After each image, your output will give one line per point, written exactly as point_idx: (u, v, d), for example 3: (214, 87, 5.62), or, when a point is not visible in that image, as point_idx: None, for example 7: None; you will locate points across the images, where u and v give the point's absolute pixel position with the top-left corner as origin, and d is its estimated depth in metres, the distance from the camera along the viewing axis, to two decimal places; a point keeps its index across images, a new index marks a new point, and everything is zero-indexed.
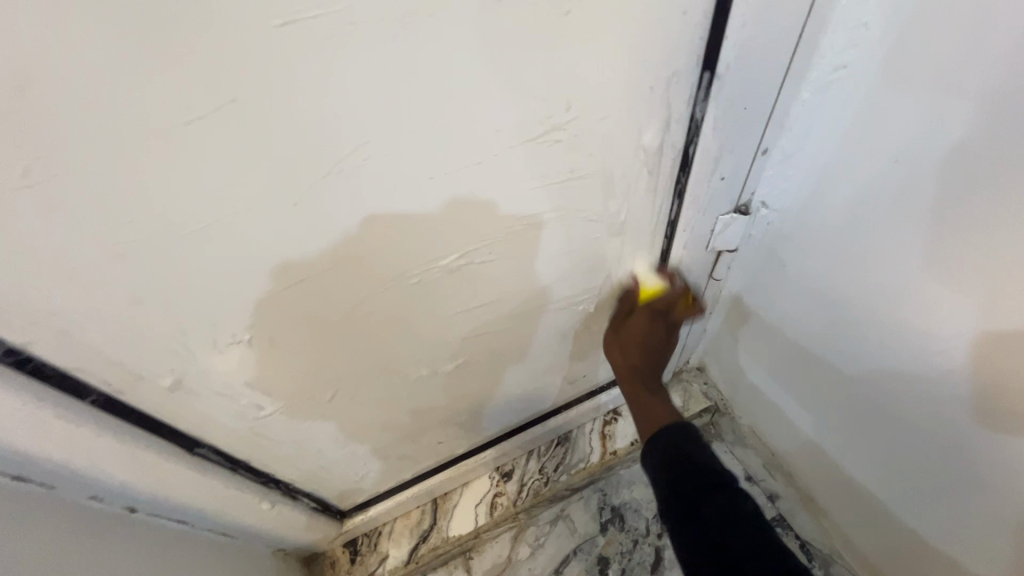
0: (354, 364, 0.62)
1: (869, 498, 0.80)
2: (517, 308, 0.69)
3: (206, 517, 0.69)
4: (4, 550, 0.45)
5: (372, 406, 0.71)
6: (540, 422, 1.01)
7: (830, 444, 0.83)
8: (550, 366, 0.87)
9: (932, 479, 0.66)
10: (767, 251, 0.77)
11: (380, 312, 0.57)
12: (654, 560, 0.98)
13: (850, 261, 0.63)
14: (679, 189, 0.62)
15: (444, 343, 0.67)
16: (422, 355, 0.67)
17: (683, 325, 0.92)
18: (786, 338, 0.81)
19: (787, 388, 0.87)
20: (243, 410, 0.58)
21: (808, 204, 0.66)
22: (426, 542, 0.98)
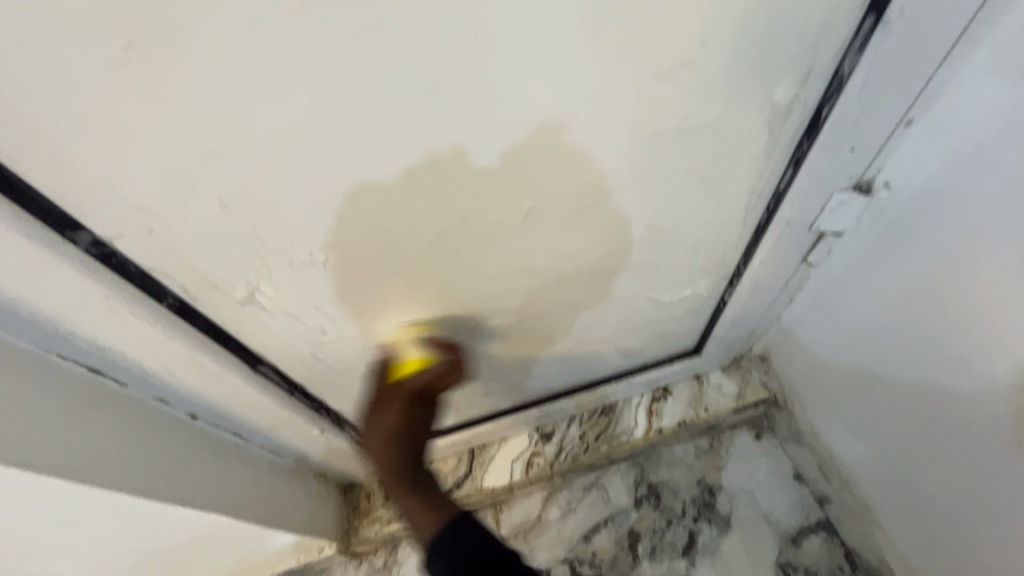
0: (420, 304, 0.60)
1: (918, 520, 0.77)
2: (594, 267, 0.65)
3: (259, 432, 0.71)
4: (63, 444, 0.48)
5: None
6: (586, 389, 0.98)
7: (888, 459, 0.79)
8: (614, 333, 0.82)
9: (995, 514, 0.63)
10: (864, 244, 0.70)
11: (456, 254, 0.54)
12: (687, 543, 0.96)
13: (979, 262, 0.56)
14: (798, 156, 0.56)
15: (512, 294, 0.65)
16: (488, 303, 0.65)
17: (760, 309, 0.86)
18: (862, 343, 0.76)
19: (851, 396, 0.83)
20: (308, 335, 0.58)
21: (939, 190, 0.58)
22: (460, 488, 0.99)
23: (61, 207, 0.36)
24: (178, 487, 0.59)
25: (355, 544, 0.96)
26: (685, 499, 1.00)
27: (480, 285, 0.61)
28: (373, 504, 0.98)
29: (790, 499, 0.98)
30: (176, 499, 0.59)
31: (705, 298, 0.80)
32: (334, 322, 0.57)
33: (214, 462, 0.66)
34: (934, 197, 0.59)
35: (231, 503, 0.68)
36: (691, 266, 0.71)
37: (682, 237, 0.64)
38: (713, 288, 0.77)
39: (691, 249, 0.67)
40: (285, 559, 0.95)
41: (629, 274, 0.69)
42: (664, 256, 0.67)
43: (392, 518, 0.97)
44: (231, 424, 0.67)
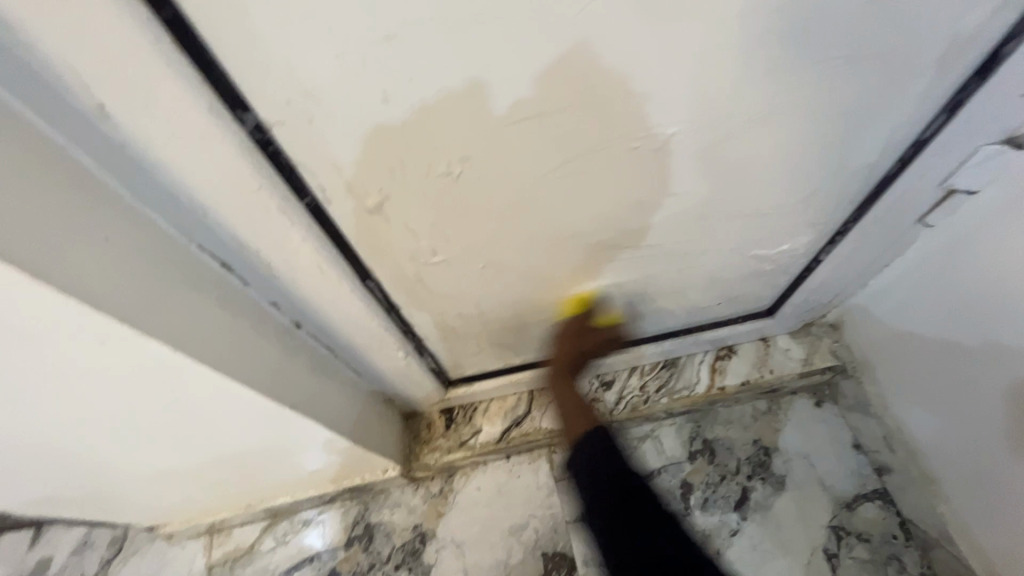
0: (528, 233, 0.60)
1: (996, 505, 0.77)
2: (702, 210, 0.64)
3: (350, 350, 0.73)
4: (199, 319, 0.50)
5: (521, 283, 0.70)
6: (655, 341, 0.99)
7: (977, 442, 0.78)
8: (697, 283, 0.82)
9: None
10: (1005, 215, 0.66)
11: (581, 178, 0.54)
12: (739, 498, 0.97)
13: None
14: (955, 102, 0.54)
15: (615, 232, 0.64)
16: (592, 240, 0.65)
17: (848, 272, 0.84)
18: (974, 321, 0.73)
19: (944, 374, 0.81)
20: (420, 253, 0.58)
21: None
22: (519, 427, 1.01)
23: (237, 84, 0.37)
24: (281, 390, 0.62)
25: (415, 468, 1.00)
26: (740, 457, 1.01)
27: (591, 218, 0.60)
28: (433, 433, 1.02)
29: (846, 467, 0.98)
30: (281, 399, 0.62)
31: (800, 256, 0.79)
32: (447, 243, 0.58)
33: (310, 374, 0.69)
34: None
35: (321, 413, 0.71)
36: (795, 217, 0.69)
37: (799, 182, 0.63)
38: (812, 245, 0.76)
39: (804, 198, 0.66)
40: (348, 478, 0.98)
41: (734, 220, 0.68)
42: (773, 203, 0.66)
43: (452, 448, 1.00)
44: (327, 339, 0.69)
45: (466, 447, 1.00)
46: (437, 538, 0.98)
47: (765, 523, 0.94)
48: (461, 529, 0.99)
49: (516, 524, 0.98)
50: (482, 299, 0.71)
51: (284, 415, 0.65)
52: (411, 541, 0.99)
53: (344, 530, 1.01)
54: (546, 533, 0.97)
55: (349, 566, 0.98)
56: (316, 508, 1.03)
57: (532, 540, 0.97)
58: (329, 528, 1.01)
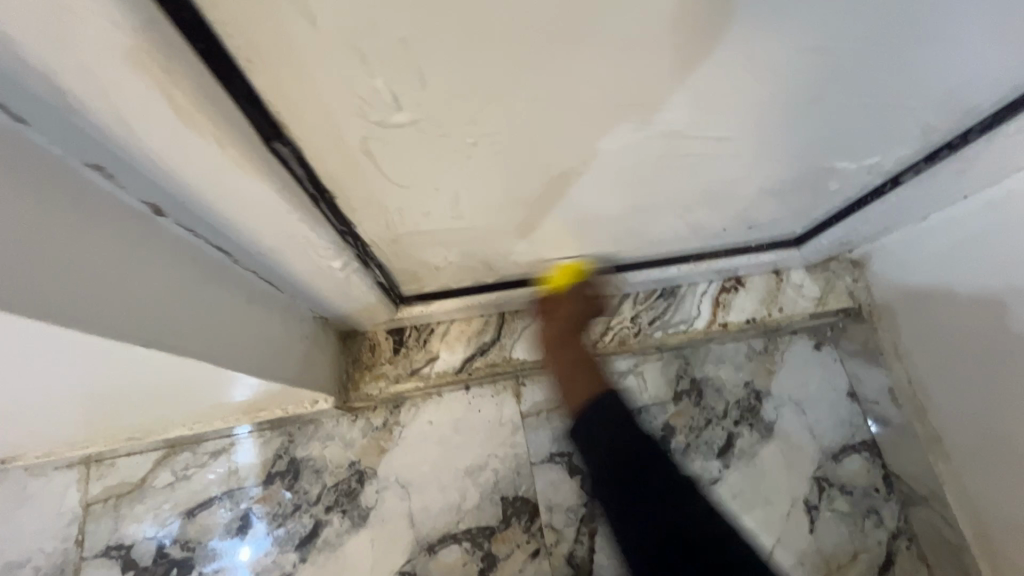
0: (557, 87, 0.37)
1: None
2: (796, 82, 0.44)
3: (257, 257, 0.49)
4: None
5: (520, 175, 0.48)
6: (658, 266, 0.82)
7: (1016, 418, 0.68)
8: (735, 195, 0.64)
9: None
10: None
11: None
12: (724, 445, 0.87)
13: None
14: None
15: (674, 96, 0.42)
16: (638, 112, 0.43)
17: (916, 203, 0.68)
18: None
19: (1001, 343, 0.68)
20: (370, 98, 0.34)
21: None
22: (484, 356, 0.84)
23: None
24: (118, 320, 0.36)
25: (353, 399, 0.81)
26: (729, 400, 0.90)
27: (655, 70, 0.38)
28: (377, 357, 0.82)
29: (838, 416, 0.90)
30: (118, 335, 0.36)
31: (876, 174, 0.61)
32: (421, 88, 0.34)
33: (182, 289, 0.44)
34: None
35: (204, 346, 0.47)
36: (900, 113, 0.50)
37: (953, 50, 0.43)
38: (901, 160, 0.58)
39: (937, 81, 0.47)
40: (267, 408, 0.78)
41: (831, 104, 0.48)
42: (893, 82, 0.46)
43: (400, 377, 0.82)
44: (218, 237, 0.44)
45: (419, 376, 0.82)
46: (378, 477, 0.83)
47: (747, 472, 0.86)
48: (407, 467, 0.84)
49: (473, 464, 0.84)
50: (464, 196, 0.49)
51: (131, 351, 0.40)
52: (346, 480, 0.83)
53: (263, 465, 0.83)
54: (506, 476, 0.84)
55: (268, 507, 0.81)
56: (228, 437, 0.84)
57: (489, 483, 0.83)
58: (244, 461, 0.83)
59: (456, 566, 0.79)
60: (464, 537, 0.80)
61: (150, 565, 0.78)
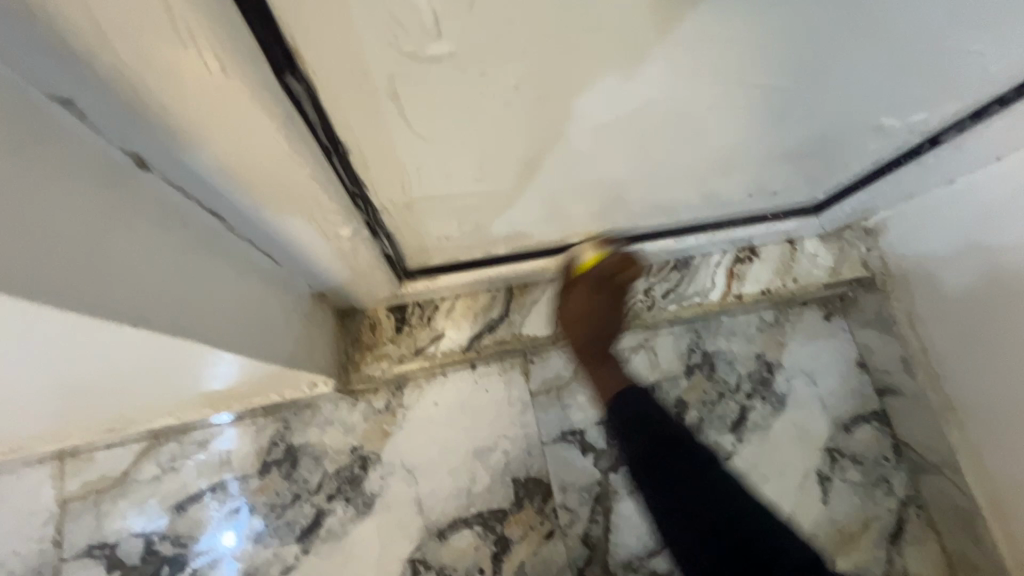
0: (616, 14, 0.32)
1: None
2: (857, 20, 0.40)
3: (256, 223, 0.43)
4: None
5: (555, 129, 0.43)
6: (674, 236, 0.78)
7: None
8: (766, 157, 0.60)
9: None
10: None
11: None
12: (737, 418, 0.86)
13: None
14: None
15: (730, 31, 0.38)
16: (688, 48, 0.38)
17: (948, 166, 0.65)
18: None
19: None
20: (404, 22, 0.28)
21: None
22: (492, 333, 0.79)
23: None
24: (112, 295, 0.30)
25: (354, 381, 0.76)
26: (742, 372, 0.88)
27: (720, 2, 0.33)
28: (379, 337, 0.77)
29: (848, 386, 0.89)
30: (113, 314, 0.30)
31: (917, 132, 0.58)
32: (466, 7, 0.28)
33: (175, 257, 0.38)
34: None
35: (201, 324, 0.41)
36: (956, 61, 0.47)
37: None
38: (946, 117, 0.55)
39: (1010, 23, 0.43)
40: (261, 394, 0.72)
41: (891, 46, 0.44)
42: (964, 22, 0.42)
43: (404, 357, 0.77)
44: (214, 199, 0.38)
45: (424, 355, 0.77)
46: (382, 463, 0.78)
47: (761, 445, 0.84)
48: (413, 451, 0.79)
49: (482, 446, 0.80)
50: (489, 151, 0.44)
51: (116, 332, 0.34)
52: (348, 467, 0.78)
53: (258, 454, 0.78)
54: (517, 457, 0.80)
55: (265, 497, 0.76)
56: (216, 426, 0.78)
57: (500, 465, 0.80)
58: (235, 450, 0.78)
59: (468, 551, 0.76)
60: (476, 521, 0.77)
61: (138, 564, 0.73)
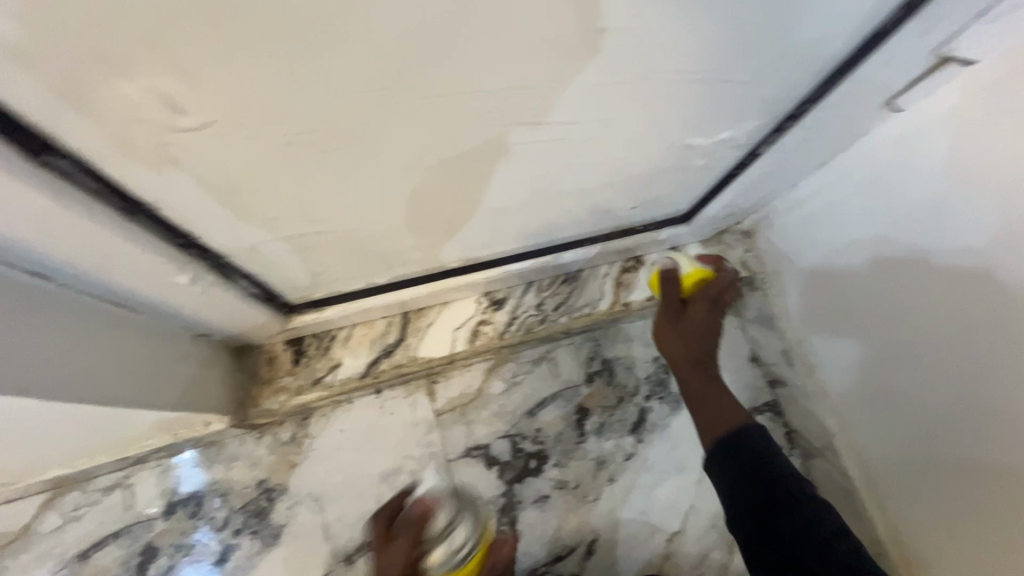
0: (354, 88, 0.35)
1: (917, 461, 0.71)
2: (616, 83, 0.44)
3: (86, 281, 0.45)
4: None
5: (354, 173, 0.46)
6: (555, 252, 0.82)
7: (864, 359, 0.75)
8: (611, 182, 0.65)
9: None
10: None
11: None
12: (637, 420, 0.89)
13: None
14: None
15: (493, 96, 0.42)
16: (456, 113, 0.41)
17: (785, 174, 0.70)
18: (936, 263, 0.60)
19: (884, 314, 0.69)
20: (140, 102, 0.31)
21: None
22: (389, 358, 0.82)
23: None
24: None
25: (253, 417, 0.78)
26: (641, 376, 0.91)
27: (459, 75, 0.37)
28: (276, 370, 0.79)
29: (743, 381, 0.91)
30: None
31: (737, 147, 0.62)
32: (195, 88, 0.32)
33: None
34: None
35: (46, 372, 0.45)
36: (739, 100, 0.52)
37: (758, 35, 0.42)
38: (752, 134, 0.59)
39: (761, 69, 0.47)
40: (156, 437, 0.73)
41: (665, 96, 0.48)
42: (731, 63, 0.46)
43: (302, 388, 0.79)
44: (26, 262, 0.41)
45: (322, 385, 0.80)
46: (290, 493, 0.80)
47: (660, 445, 0.88)
48: (319, 480, 0.81)
49: (388, 468, 0.83)
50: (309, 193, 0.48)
51: None
52: (254, 500, 0.79)
53: (163, 496, 0.78)
54: (424, 476, 0.83)
55: (170, 539, 0.77)
56: (120, 471, 0.78)
57: (407, 485, 0.82)
58: (140, 494, 0.78)
59: None
60: None
61: None
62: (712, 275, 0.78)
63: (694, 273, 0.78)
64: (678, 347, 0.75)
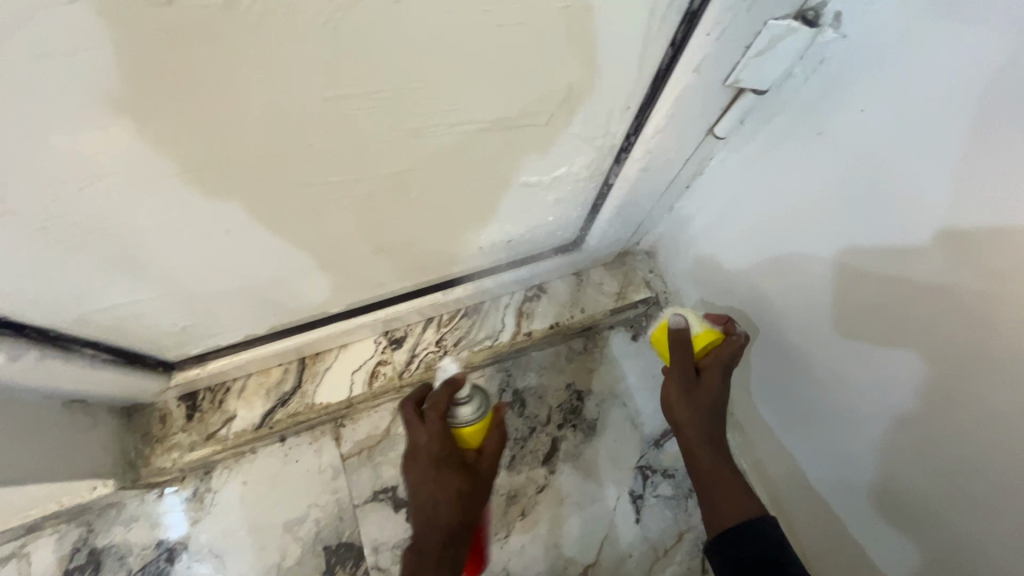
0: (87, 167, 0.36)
1: (831, 470, 0.70)
2: (400, 139, 0.44)
3: None
4: None
5: (149, 237, 0.46)
6: (446, 288, 0.82)
7: (754, 361, 0.79)
8: (470, 223, 0.65)
9: (952, 494, 0.52)
10: (833, 122, 0.49)
11: (91, 61, 0.29)
12: (549, 451, 0.88)
13: (858, 206, 0.50)
14: (691, 12, 0.38)
15: (266, 162, 0.42)
16: (226, 174, 0.42)
17: (654, 199, 0.70)
18: (790, 280, 0.64)
19: (776, 333, 0.70)
20: None
21: (850, 96, 0.46)
22: (285, 407, 0.81)
23: None
24: None
25: (146, 476, 0.77)
26: (551, 405, 0.90)
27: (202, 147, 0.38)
28: (169, 427, 0.79)
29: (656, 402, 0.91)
30: None
31: (586, 179, 0.61)
32: None
33: None
34: (995, 61, 0.35)
35: None
36: (557, 142, 0.52)
37: (524, 85, 0.42)
38: (593, 168, 0.59)
39: (550, 111, 0.47)
40: (36, 507, 0.72)
41: (466, 143, 0.48)
42: (517, 112, 0.46)
43: (195, 444, 0.78)
44: None
45: (216, 439, 0.79)
46: (190, 551, 0.79)
47: (573, 474, 0.87)
48: (221, 535, 0.80)
49: (292, 518, 0.81)
50: (127, 263, 0.49)
51: None
52: (154, 561, 0.78)
53: (59, 563, 0.77)
54: (329, 524, 0.81)
55: None
56: (15, 541, 0.77)
57: (311, 534, 0.81)
58: (36, 563, 0.77)
59: None
60: None
61: None
62: (722, 337, 0.73)
63: (704, 335, 0.73)
64: (689, 417, 0.73)
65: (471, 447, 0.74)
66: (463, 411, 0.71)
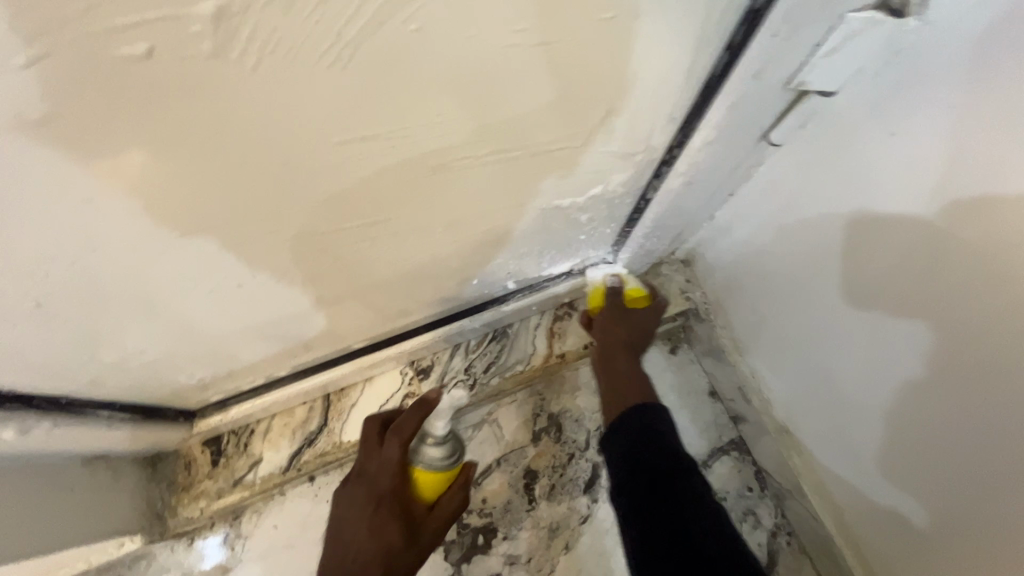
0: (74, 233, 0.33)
1: (839, 478, 0.67)
2: (423, 174, 0.40)
3: None
4: None
5: (154, 295, 0.43)
6: (473, 313, 0.77)
7: (755, 361, 0.76)
8: (498, 248, 0.61)
9: (988, 497, 0.47)
10: (912, 122, 0.43)
11: (59, 130, 0.25)
12: (591, 477, 0.82)
13: (901, 205, 0.46)
14: (753, 14, 0.33)
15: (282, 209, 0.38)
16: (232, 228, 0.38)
17: (694, 211, 0.65)
18: (805, 280, 0.60)
19: (792, 337, 0.67)
20: None
21: (910, 90, 0.42)
22: (312, 447, 0.78)
23: None
24: None
25: (175, 527, 0.74)
26: (590, 428, 0.84)
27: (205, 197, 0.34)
28: (195, 475, 0.76)
29: (701, 418, 0.86)
30: None
31: (623, 193, 0.56)
32: None
33: None
34: None
35: None
36: (590, 161, 0.47)
37: (553, 107, 0.38)
38: (631, 183, 0.54)
39: (581, 131, 0.42)
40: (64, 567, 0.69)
41: (492, 173, 0.44)
42: (546, 138, 0.41)
43: (222, 491, 0.76)
44: None
45: (243, 485, 0.76)
46: None
47: None
48: None
49: None
50: (138, 322, 0.46)
51: None
52: None
53: None
54: None
55: None
56: None
57: None
58: None
59: None
60: None
61: None
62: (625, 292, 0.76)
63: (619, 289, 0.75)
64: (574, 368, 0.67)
65: (423, 500, 0.61)
66: (428, 454, 0.61)
